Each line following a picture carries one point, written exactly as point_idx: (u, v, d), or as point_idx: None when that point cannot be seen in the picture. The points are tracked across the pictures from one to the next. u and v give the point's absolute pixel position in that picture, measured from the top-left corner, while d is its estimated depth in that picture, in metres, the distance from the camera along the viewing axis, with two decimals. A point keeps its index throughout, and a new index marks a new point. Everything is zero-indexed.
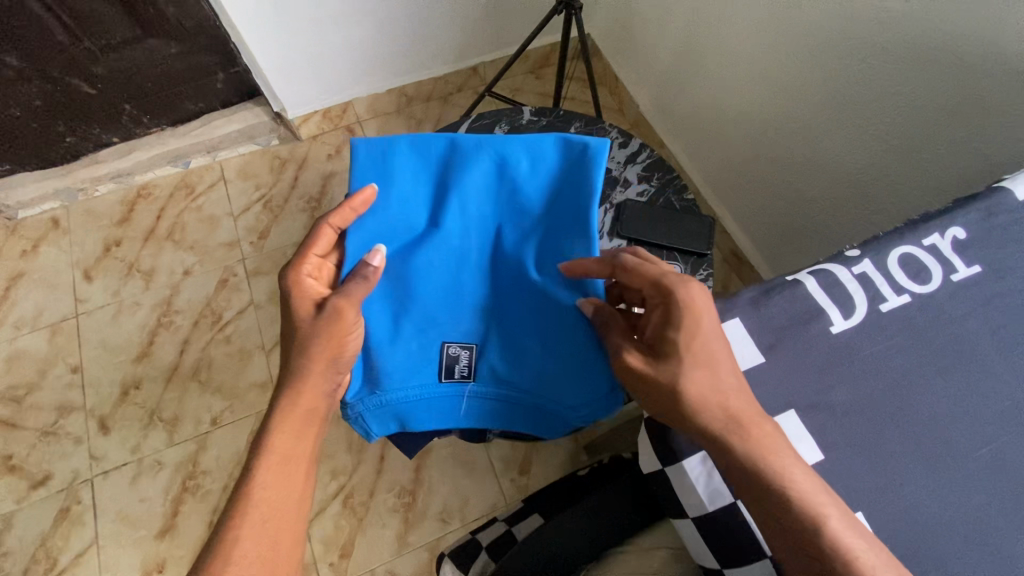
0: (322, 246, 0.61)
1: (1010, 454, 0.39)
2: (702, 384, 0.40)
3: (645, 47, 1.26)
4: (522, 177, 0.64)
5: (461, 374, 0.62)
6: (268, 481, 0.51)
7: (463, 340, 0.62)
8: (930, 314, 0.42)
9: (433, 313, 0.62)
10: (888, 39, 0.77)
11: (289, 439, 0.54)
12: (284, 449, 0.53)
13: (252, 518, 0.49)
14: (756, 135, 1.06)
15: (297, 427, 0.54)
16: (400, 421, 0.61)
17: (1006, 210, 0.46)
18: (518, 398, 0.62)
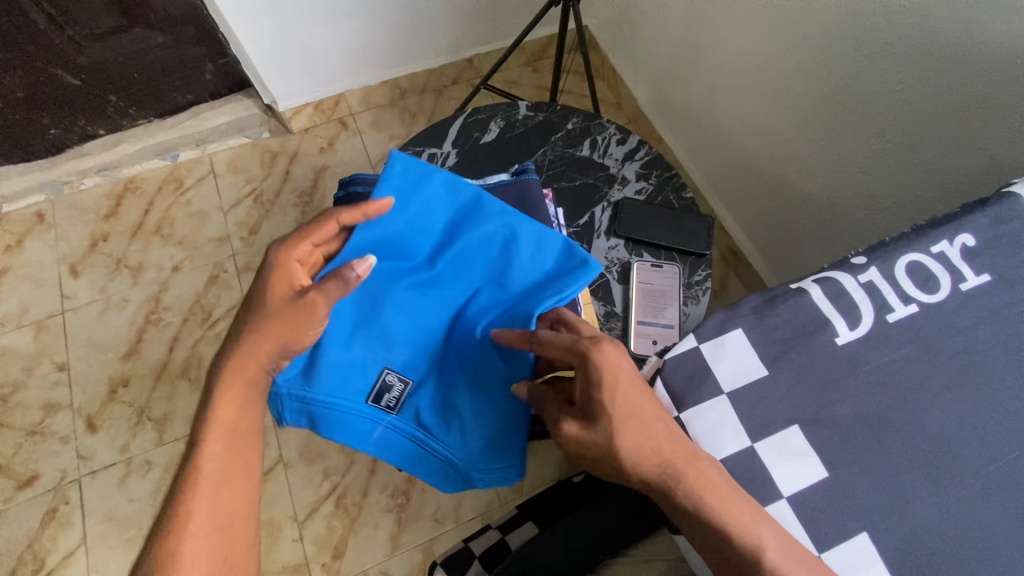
0: (321, 237, 0.57)
1: (1018, 471, 0.37)
2: (634, 439, 0.39)
3: (643, 40, 1.24)
4: (522, 257, 0.61)
5: (387, 404, 0.60)
6: (213, 459, 0.50)
7: (404, 374, 0.60)
8: (938, 324, 0.41)
9: (386, 337, 0.60)
10: (891, 35, 0.75)
11: (228, 415, 0.51)
12: (224, 426, 0.51)
13: (201, 499, 0.48)
14: (755, 132, 1.04)
15: (236, 401, 0.52)
16: (312, 420, 0.59)
17: (1016, 216, 0.45)
18: (431, 456, 0.60)
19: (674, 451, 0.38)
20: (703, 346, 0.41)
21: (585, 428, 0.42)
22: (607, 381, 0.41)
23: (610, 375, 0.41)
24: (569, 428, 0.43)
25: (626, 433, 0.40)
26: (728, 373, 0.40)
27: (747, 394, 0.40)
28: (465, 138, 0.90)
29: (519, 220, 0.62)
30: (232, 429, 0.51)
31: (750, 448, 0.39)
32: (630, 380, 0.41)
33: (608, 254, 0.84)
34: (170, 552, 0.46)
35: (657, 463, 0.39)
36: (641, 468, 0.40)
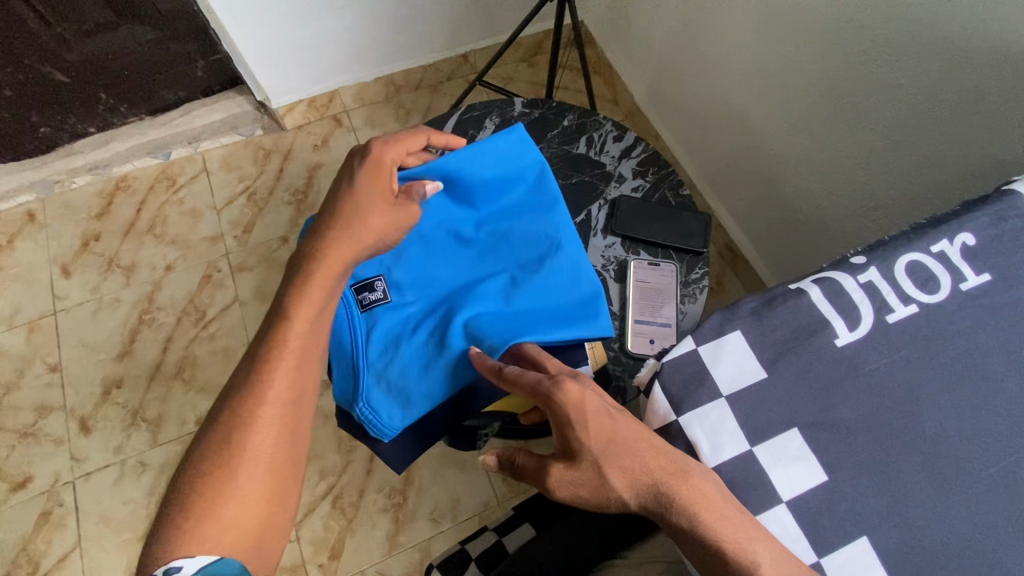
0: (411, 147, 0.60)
1: (1018, 472, 0.37)
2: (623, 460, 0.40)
3: (640, 35, 1.22)
4: (549, 275, 0.63)
5: (363, 301, 0.62)
6: (277, 386, 0.47)
7: (393, 292, 0.62)
8: (938, 325, 0.41)
9: (402, 254, 0.64)
10: (890, 31, 0.75)
11: (298, 340, 0.49)
12: (292, 351, 0.48)
13: (257, 425, 0.45)
14: (753, 128, 1.04)
15: (309, 325, 0.50)
16: None
17: (1017, 214, 0.44)
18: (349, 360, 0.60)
19: (671, 458, 0.38)
20: (702, 349, 0.41)
21: (568, 464, 0.42)
22: (573, 419, 0.42)
23: (577, 410, 0.42)
24: (551, 471, 0.43)
25: (606, 464, 0.40)
26: (727, 376, 0.40)
27: (746, 397, 0.39)
28: (460, 135, 0.89)
29: (569, 248, 0.64)
30: (301, 356, 0.49)
31: (749, 452, 0.38)
32: (599, 414, 0.42)
33: (605, 252, 0.83)
34: (222, 471, 0.44)
35: (645, 486, 0.39)
36: (628, 490, 0.40)
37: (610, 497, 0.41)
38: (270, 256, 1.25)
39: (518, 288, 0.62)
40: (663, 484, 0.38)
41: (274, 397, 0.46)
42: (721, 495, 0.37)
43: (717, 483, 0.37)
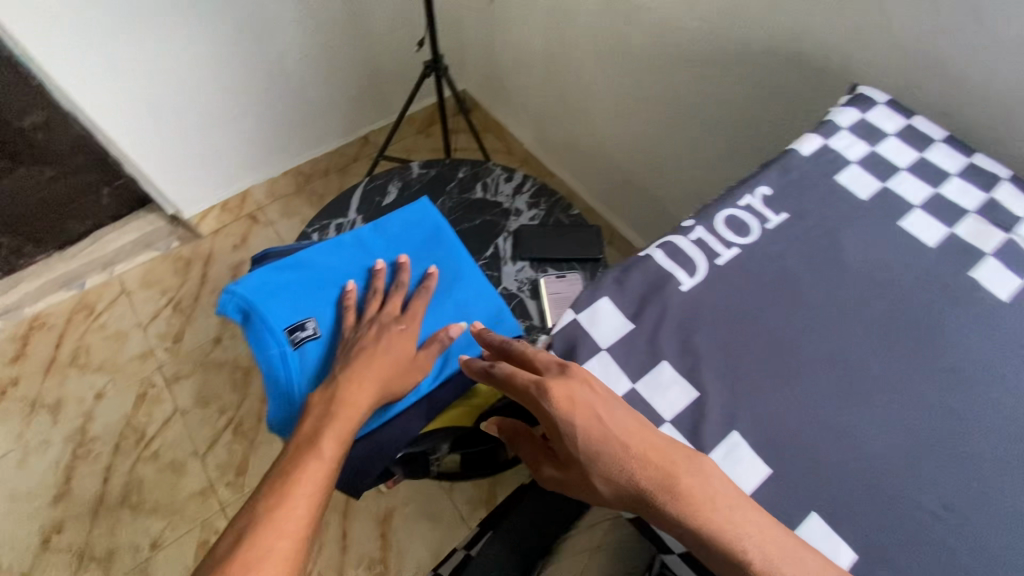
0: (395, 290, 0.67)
1: (836, 354, 0.47)
2: (610, 474, 0.41)
3: (516, 91, 1.39)
4: (464, 299, 0.71)
5: (294, 342, 0.63)
6: (324, 433, 0.51)
7: (322, 330, 0.65)
8: (755, 257, 0.51)
9: (327, 297, 0.67)
10: (698, 52, 0.92)
11: (344, 401, 0.54)
12: (338, 411, 0.53)
13: (311, 468, 0.49)
14: (624, 149, 1.19)
15: (361, 390, 0.56)
16: (244, 313, 0.66)
17: (795, 167, 0.58)
18: (287, 395, 0.62)
19: (659, 465, 0.40)
20: (582, 316, 0.49)
21: (562, 468, 0.46)
22: (563, 427, 0.42)
23: (568, 423, 0.42)
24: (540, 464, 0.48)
25: (591, 473, 0.42)
26: (604, 333, 0.48)
27: (622, 346, 0.47)
28: (368, 203, 0.98)
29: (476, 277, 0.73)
30: (352, 419, 0.53)
31: (633, 390, 0.46)
32: (589, 420, 0.42)
33: (518, 277, 0.92)
34: (279, 508, 0.46)
35: (627, 491, 0.40)
36: (612, 495, 0.42)
37: (599, 488, 0.42)
38: (206, 359, 1.24)
39: (437, 313, 0.69)
40: (652, 495, 0.39)
41: (325, 446, 0.50)
42: (717, 496, 0.39)
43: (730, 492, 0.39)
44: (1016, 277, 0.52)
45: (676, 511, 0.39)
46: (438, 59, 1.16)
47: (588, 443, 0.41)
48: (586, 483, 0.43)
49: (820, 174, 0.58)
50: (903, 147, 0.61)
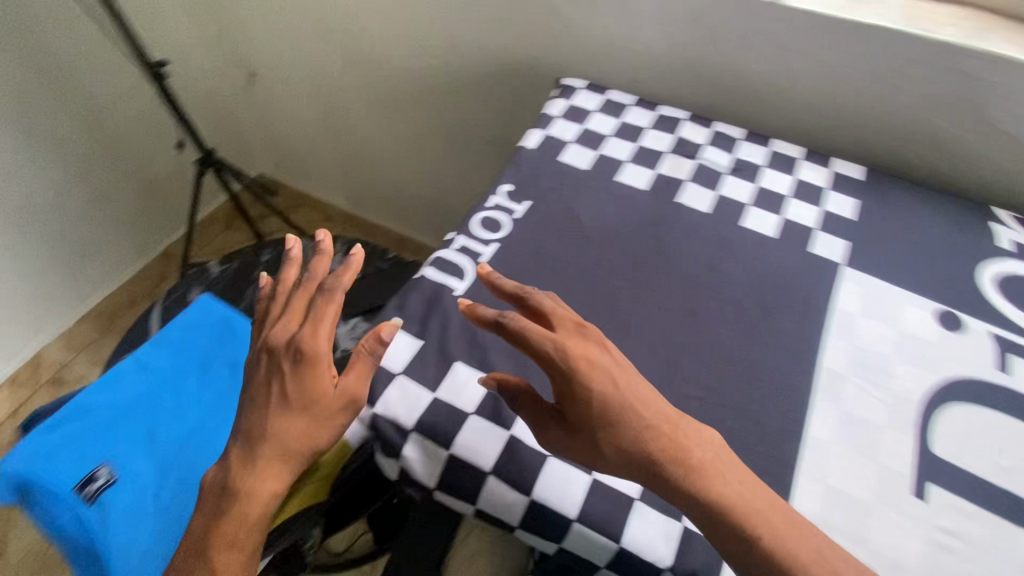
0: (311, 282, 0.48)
1: (596, 298, 0.55)
2: (623, 439, 0.40)
3: (309, 163, 1.40)
4: None
5: (89, 497, 0.54)
6: (252, 484, 0.42)
7: (124, 471, 0.56)
8: (513, 245, 0.59)
9: (119, 434, 0.59)
10: (444, 83, 1.01)
11: (270, 447, 0.42)
12: (268, 458, 0.42)
13: (245, 523, 0.41)
14: (424, 185, 1.26)
15: (287, 433, 0.42)
16: (19, 493, 0.54)
17: (527, 159, 0.68)
18: (92, 559, 0.52)
19: (676, 441, 0.40)
20: None
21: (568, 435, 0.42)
22: (580, 390, 0.40)
23: (591, 388, 0.40)
24: (539, 427, 0.43)
25: (606, 440, 0.40)
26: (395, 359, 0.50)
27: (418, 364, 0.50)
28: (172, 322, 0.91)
29: None
30: (289, 466, 0.42)
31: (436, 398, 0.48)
32: (609, 387, 0.40)
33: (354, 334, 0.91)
34: None
35: (643, 459, 0.40)
36: (624, 465, 0.40)
37: (605, 455, 0.40)
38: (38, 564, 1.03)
39: None
40: (663, 465, 0.39)
41: (252, 502, 0.41)
42: (725, 471, 0.40)
43: (737, 468, 0.41)
44: (710, 191, 0.65)
45: (698, 479, 0.39)
46: (209, 154, 1.13)
47: (610, 408, 0.40)
48: (595, 452, 0.41)
49: (548, 160, 0.68)
50: (606, 118, 0.74)
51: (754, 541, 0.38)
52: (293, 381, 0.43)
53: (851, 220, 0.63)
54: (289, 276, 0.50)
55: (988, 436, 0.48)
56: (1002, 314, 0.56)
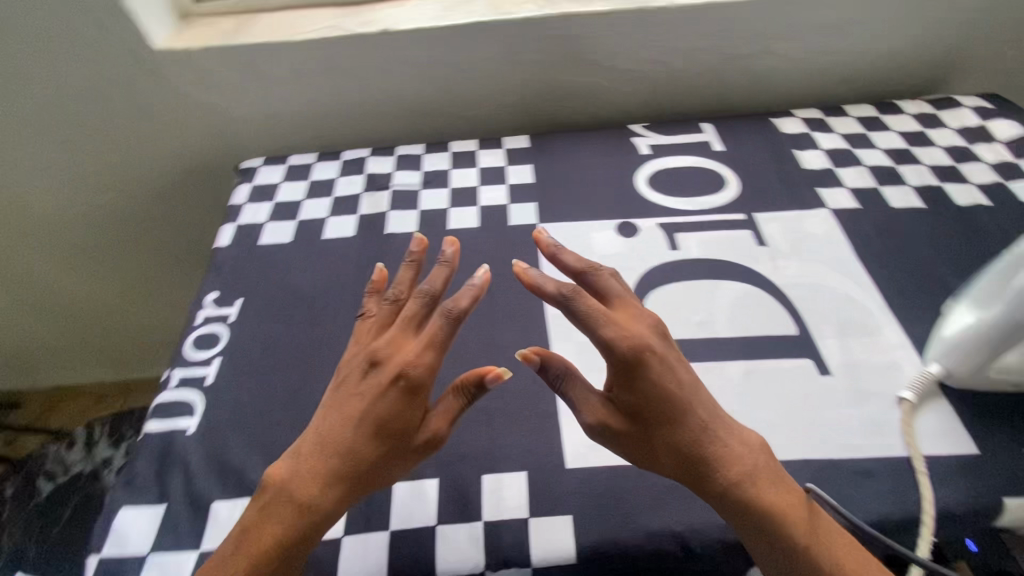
0: (405, 287, 0.45)
1: (335, 360, 0.55)
2: (684, 442, 0.40)
3: (25, 372, 1.14)
4: None
5: None
6: (294, 496, 0.38)
7: None
8: (236, 352, 0.56)
9: None
10: (133, 216, 0.92)
11: (325, 464, 0.39)
12: (323, 479, 0.38)
13: (258, 536, 0.38)
14: (174, 327, 1.11)
15: (343, 462, 0.39)
16: None
17: (225, 262, 0.65)
18: None
19: (743, 455, 0.40)
20: (108, 550, 0.45)
21: (619, 424, 0.41)
22: (647, 382, 0.39)
23: (654, 380, 0.39)
24: (583, 405, 0.42)
25: (657, 432, 0.40)
26: (139, 538, 0.45)
27: (169, 527, 0.46)
28: None
29: None
30: (333, 492, 0.39)
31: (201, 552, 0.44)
32: (674, 381, 0.40)
33: None
34: None
35: (698, 465, 0.40)
36: (675, 461, 0.40)
37: (658, 451, 0.40)
38: None
39: None
40: (721, 474, 0.39)
41: (279, 520, 0.38)
42: (783, 485, 0.40)
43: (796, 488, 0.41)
44: (412, 210, 0.69)
45: (758, 494, 0.39)
46: None
47: (672, 404, 0.40)
48: (641, 439, 0.40)
49: (249, 251, 0.66)
50: (294, 184, 0.74)
51: (802, 553, 0.38)
52: (385, 407, 0.39)
53: (531, 182, 0.72)
54: (408, 271, 0.46)
55: (682, 303, 0.58)
56: (661, 205, 0.68)
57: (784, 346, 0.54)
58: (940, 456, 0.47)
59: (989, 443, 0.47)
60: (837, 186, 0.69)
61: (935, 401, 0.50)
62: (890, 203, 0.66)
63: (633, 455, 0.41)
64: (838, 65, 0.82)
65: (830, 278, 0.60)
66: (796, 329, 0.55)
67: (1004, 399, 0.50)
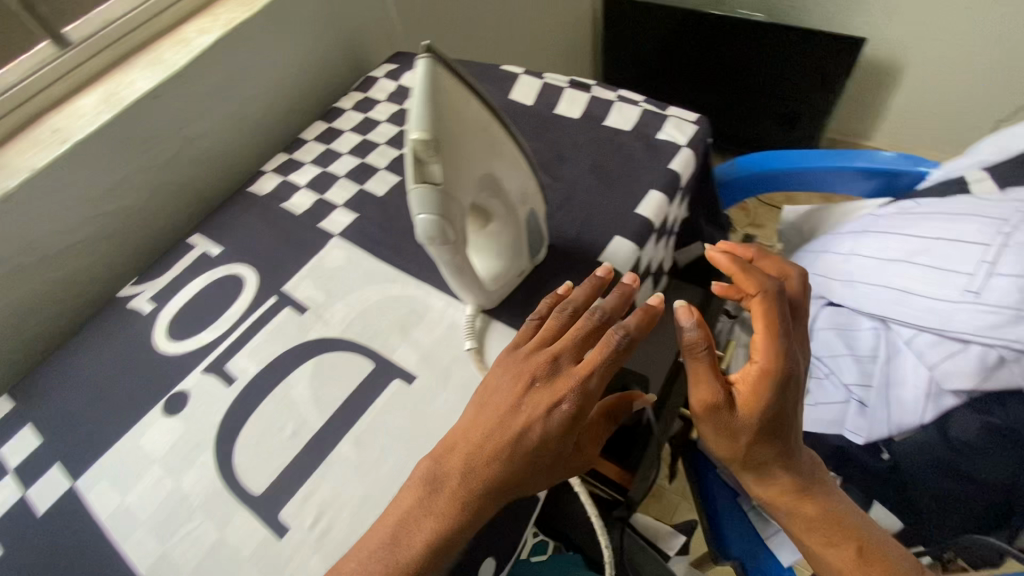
0: (619, 299, 0.50)
1: None
2: (780, 453, 0.47)
3: None
4: None
5: None
6: (453, 485, 0.43)
7: None
8: None
9: None
10: None
11: (480, 470, 0.43)
12: (488, 479, 0.43)
13: (417, 519, 0.42)
14: None
15: (513, 468, 0.43)
16: None
17: None
18: None
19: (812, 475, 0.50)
20: None
21: (733, 432, 0.45)
22: (781, 407, 0.45)
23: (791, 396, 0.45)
24: (711, 374, 0.45)
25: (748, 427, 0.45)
26: None
27: None
28: None
29: None
30: (490, 495, 0.43)
31: None
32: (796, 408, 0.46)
33: None
34: None
35: (760, 464, 0.47)
36: (743, 450, 0.46)
37: (756, 451, 0.46)
38: None
39: None
40: (793, 479, 0.48)
41: (440, 511, 0.42)
42: (833, 501, 0.50)
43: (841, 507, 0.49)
44: None
45: (806, 499, 0.49)
46: None
47: (779, 419, 0.45)
48: (728, 431, 0.45)
49: None
50: None
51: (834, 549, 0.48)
52: (551, 427, 0.44)
53: (41, 444, 0.57)
54: (591, 286, 0.51)
55: (266, 430, 0.54)
56: (199, 349, 0.61)
57: (369, 389, 0.55)
58: None
59: None
60: (333, 211, 0.71)
61: (493, 327, 0.57)
62: (378, 194, 0.72)
63: (723, 441, 0.46)
64: (269, 104, 0.83)
65: (372, 294, 0.62)
66: (372, 361, 0.56)
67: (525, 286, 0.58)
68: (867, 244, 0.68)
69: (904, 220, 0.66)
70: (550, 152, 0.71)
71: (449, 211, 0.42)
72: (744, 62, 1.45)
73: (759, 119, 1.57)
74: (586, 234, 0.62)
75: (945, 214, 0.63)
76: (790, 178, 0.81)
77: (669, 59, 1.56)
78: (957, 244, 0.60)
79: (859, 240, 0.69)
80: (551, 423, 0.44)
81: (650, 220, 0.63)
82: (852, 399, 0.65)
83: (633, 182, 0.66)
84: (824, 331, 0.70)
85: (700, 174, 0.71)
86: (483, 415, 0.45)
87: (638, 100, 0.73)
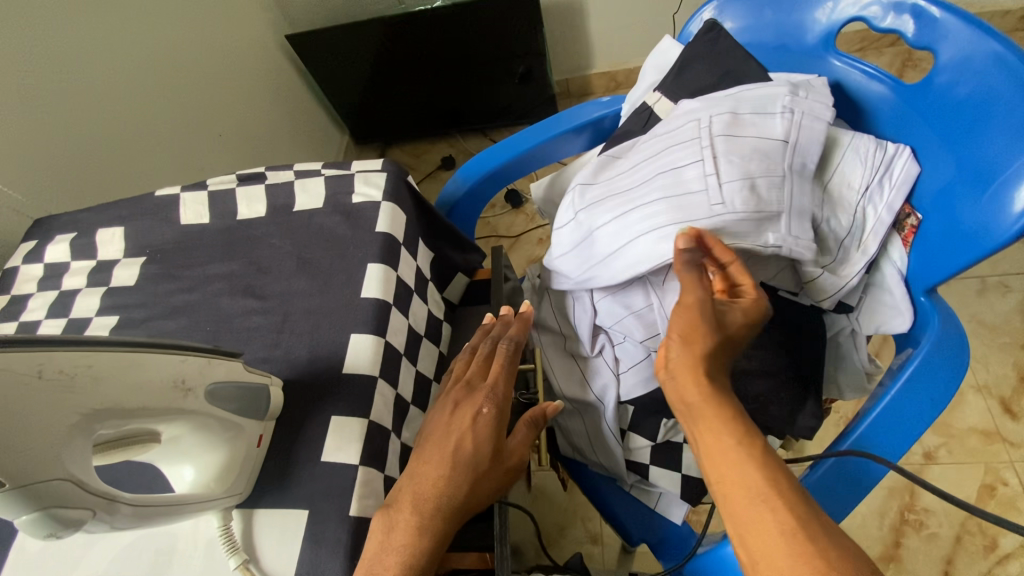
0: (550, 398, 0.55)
1: None
2: (718, 364, 0.47)
3: None
4: None
5: None
6: (405, 515, 0.43)
7: None
8: None
9: None
10: None
11: (430, 484, 0.44)
12: (435, 500, 0.44)
13: (382, 560, 0.42)
14: None
15: (460, 482, 0.45)
16: None
17: None
18: None
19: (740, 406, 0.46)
20: None
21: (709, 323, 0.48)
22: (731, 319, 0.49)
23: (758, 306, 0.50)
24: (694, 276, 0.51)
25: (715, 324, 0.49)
26: None
27: None
28: None
29: None
30: (442, 518, 0.43)
31: None
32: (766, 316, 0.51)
33: None
34: None
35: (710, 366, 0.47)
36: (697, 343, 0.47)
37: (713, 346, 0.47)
38: None
39: None
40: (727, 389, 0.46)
41: (400, 540, 0.42)
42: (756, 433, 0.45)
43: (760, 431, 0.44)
44: None
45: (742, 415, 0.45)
46: None
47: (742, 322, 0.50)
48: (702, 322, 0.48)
49: None
50: None
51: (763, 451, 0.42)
52: (480, 431, 0.47)
53: None
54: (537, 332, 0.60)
55: None
56: None
57: None
58: (300, 557, 0.44)
59: (305, 493, 0.46)
60: None
61: (256, 519, 0.46)
62: None
63: (693, 332, 0.48)
64: None
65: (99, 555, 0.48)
66: None
67: (275, 449, 0.49)
68: (598, 213, 0.63)
69: (620, 177, 0.64)
70: (248, 270, 0.60)
71: (49, 498, 0.31)
72: (450, 47, 1.45)
73: (497, 90, 1.57)
74: (319, 350, 0.53)
75: (650, 155, 0.62)
76: (519, 161, 0.78)
77: (388, 69, 1.51)
78: (677, 172, 0.58)
79: (591, 213, 0.64)
80: (475, 431, 0.47)
81: (381, 298, 0.55)
82: (650, 352, 0.65)
83: (347, 264, 0.58)
84: (603, 302, 0.67)
85: (418, 210, 0.66)
86: (425, 440, 0.48)
87: (318, 168, 0.65)
